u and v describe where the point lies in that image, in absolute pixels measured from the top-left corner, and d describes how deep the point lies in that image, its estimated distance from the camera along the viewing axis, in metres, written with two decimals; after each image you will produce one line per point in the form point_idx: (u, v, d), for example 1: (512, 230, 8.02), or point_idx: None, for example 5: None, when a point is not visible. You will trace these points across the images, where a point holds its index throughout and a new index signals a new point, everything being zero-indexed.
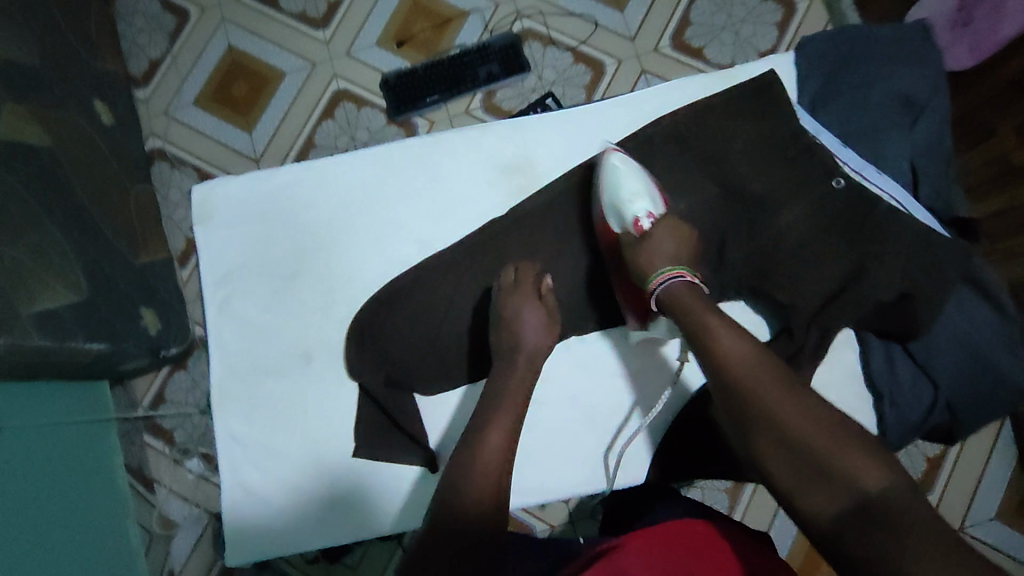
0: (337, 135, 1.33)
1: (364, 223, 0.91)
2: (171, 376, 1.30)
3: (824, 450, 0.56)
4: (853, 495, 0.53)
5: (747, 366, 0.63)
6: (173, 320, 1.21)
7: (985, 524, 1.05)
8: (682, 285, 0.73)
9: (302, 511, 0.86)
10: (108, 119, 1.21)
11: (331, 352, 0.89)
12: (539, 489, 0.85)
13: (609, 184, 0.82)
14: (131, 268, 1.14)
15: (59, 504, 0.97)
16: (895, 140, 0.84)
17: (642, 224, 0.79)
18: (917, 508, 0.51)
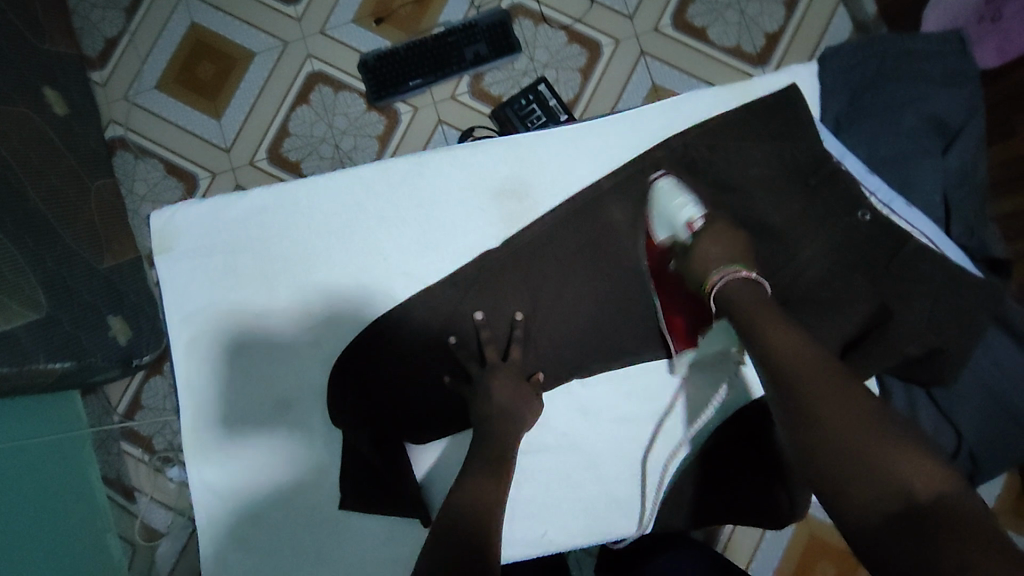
0: (314, 123, 1.22)
1: (345, 255, 0.83)
2: (148, 379, 1.21)
3: (873, 450, 0.50)
4: (902, 499, 0.47)
5: (801, 364, 0.58)
6: (144, 326, 1.11)
7: None
8: (739, 282, 0.69)
9: (291, 559, 0.80)
10: (62, 108, 1.09)
11: (312, 398, 0.82)
12: (539, 540, 0.80)
13: (657, 204, 0.79)
14: (94, 273, 1.02)
15: (38, 535, 0.90)
16: (928, 170, 0.76)
17: (695, 226, 0.75)
18: (977, 521, 0.45)
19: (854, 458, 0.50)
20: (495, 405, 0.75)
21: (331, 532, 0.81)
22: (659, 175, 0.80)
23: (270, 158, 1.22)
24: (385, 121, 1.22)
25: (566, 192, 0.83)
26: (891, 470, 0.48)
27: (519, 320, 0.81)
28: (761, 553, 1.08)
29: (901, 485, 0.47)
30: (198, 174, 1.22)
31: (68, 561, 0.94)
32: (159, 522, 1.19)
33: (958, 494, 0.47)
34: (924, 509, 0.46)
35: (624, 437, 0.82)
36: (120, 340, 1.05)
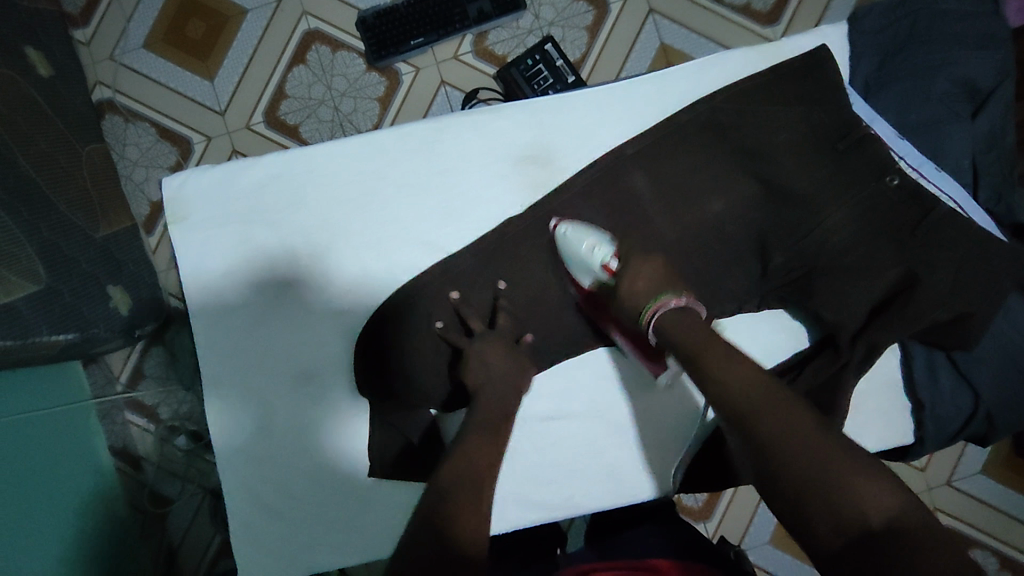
0: (312, 84, 1.18)
1: (365, 223, 0.81)
2: (147, 351, 1.16)
3: (828, 476, 0.50)
4: (859, 525, 0.48)
5: (753, 393, 0.58)
6: (144, 294, 1.07)
7: (971, 478, 1.12)
8: (670, 311, 0.69)
9: (318, 527, 0.80)
10: (46, 69, 1.03)
11: (336, 370, 0.81)
12: (566, 503, 0.81)
13: (565, 252, 0.78)
14: (90, 242, 0.98)
15: (50, 511, 0.88)
16: (956, 135, 0.76)
17: (612, 266, 0.76)
18: (932, 539, 0.46)
19: (812, 488, 0.50)
20: (494, 373, 0.73)
21: (359, 499, 0.81)
22: (556, 224, 0.79)
23: (268, 122, 1.18)
24: (386, 83, 1.17)
25: (589, 157, 0.81)
26: (847, 495, 0.49)
27: (502, 290, 0.80)
28: (754, 526, 1.13)
29: (855, 509, 0.48)
30: (192, 138, 1.17)
31: (77, 535, 0.93)
32: (170, 489, 1.15)
33: (908, 513, 0.48)
34: (882, 534, 0.47)
35: (646, 405, 0.83)
36: (122, 310, 1.00)
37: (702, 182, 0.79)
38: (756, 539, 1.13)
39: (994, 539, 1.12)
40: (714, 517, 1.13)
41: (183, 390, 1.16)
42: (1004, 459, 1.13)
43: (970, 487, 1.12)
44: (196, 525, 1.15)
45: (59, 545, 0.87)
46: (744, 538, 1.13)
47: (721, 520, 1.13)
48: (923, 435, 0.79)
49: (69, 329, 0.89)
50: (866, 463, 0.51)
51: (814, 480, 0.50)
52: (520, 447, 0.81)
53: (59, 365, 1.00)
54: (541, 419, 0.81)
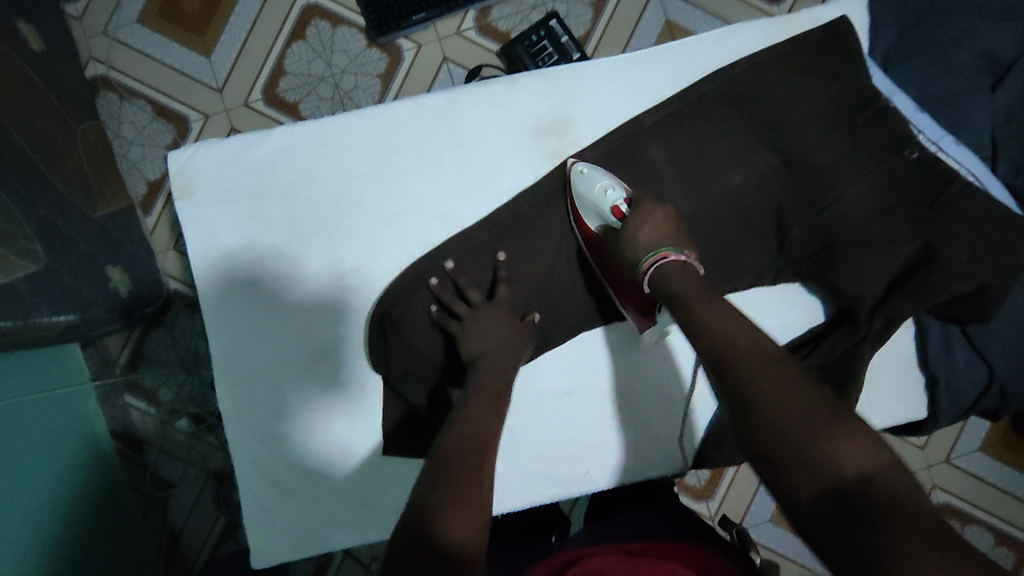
0: (311, 60, 1.14)
1: (377, 198, 0.80)
2: (147, 334, 1.11)
3: (809, 434, 0.48)
4: (832, 478, 0.45)
5: (745, 354, 0.57)
6: (147, 277, 1.02)
7: (969, 455, 1.13)
8: (673, 266, 0.69)
9: (334, 505, 0.80)
10: (39, 45, 0.97)
11: (349, 347, 0.80)
12: (582, 479, 0.81)
13: (579, 189, 0.77)
14: (88, 222, 0.93)
15: (49, 499, 0.85)
16: (977, 108, 0.77)
17: (622, 210, 0.75)
18: (907, 495, 0.43)
19: (791, 442, 0.48)
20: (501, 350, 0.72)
21: (374, 478, 0.80)
22: (573, 162, 0.78)
23: (267, 99, 1.14)
24: (388, 59, 1.14)
25: (604, 129, 0.81)
26: (823, 449, 0.47)
27: (502, 260, 0.78)
28: (756, 504, 1.13)
29: (830, 464, 0.46)
30: (190, 116, 1.13)
31: (80, 521, 0.90)
32: (171, 472, 1.11)
33: (888, 470, 0.45)
34: (855, 487, 0.44)
35: (656, 379, 0.82)
36: (121, 292, 0.97)
37: (722, 154, 0.79)
38: (758, 516, 1.13)
39: (992, 515, 1.13)
40: (716, 495, 1.13)
41: (183, 373, 1.10)
42: (1001, 437, 1.13)
43: (968, 464, 1.13)
44: (198, 509, 1.11)
45: (62, 531, 0.85)
46: (746, 515, 1.12)
47: (723, 498, 1.12)
48: (937, 409, 0.80)
49: (69, 311, 0.85)
50: (850, 422, 0.49)
51: (792, 434, 0.49)
52: (536, 423, 0.80)
53: (55, 347, 0.96)
54: (556, 394, 0.81)
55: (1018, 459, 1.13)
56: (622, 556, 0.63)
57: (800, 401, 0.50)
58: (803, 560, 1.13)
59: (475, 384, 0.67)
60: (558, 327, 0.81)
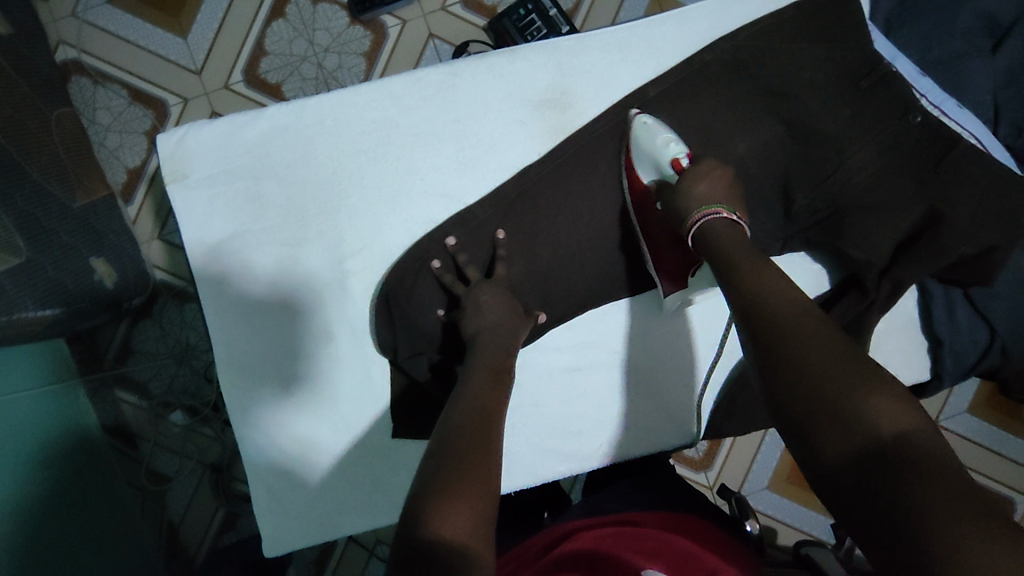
0: (292, 39, 1.09)
1: (377, 176, 0.78)
2: (135, 327, 1.08)
3: (841, 388, 0.46)
4: (865, 435, 0.43)
5: (773, 305, 0.54)
6: (128, 267, 0.98)
7: (957, 418, 1.15)
8: (722, 222, 0.66)
9: (345, 492, 0.78)
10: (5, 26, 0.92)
11: (353, 330, 0.78)
12: (594, 453, 0.81)
13: (638, 143, 0.76)
14: (67, 213, 0.88)
15: (44, 499, 0.81)
16: (976, 70, 0.77)
17: (682, 163, 0.73)
18: (944, 459, 0.41)
19: (821, 397, 0.46)
20: (504, 325, 0.72)
21: (385, 463, 0.79)
22: (635, 114, 0.77)
23: (248, 81, 1.09)
24: (372, 37, 1.10)
25: (607, 102, 0.80)
26: (856, 405, 0.45)
27: (501, 239, 0.77)
28: (754, 472, 1.14)
29: (867, 422, 0.44)
30: (168, 100, 1.08)
31: (81, 521, 0.87)
32: (166, 466, 1.08)
33: (925, 432, 0.43)
34: (889, 447, 0.42)
35: (667, 353, 0.82)
36: (107, 284, 0.93)
37: (726, 124, 0.78)
38: (757, 485, 1.14)
39: (981, 475, 1.15)
40: (715, 464, 1.14)
41: (178, 364, 1.07)
42: (988, 399, 1.16)
43: (955, 427, 1.15)
44: (194, 503, 1.08)
45: (65, 532, 0.82)
46: (745, 484, 1.13)
47: (722, 467, 1.13)
48: (941, 371, 0.81)
49: (55, 306, 0.81)
50: (886, 378, 0.46)
51: (822, 387, 0.47)
52: (548, 400, 0.80)
53: (41, 341, 0.91)
54: (566, 370, 0.80)
55: (1005, 419, 1.15)
56: (613, 533, 0.60)
57: (834, 355, 0.48)
58: (803, 526, 1.14)
59: (489, 360, 0.66)
60: (566, 304, 0.79)
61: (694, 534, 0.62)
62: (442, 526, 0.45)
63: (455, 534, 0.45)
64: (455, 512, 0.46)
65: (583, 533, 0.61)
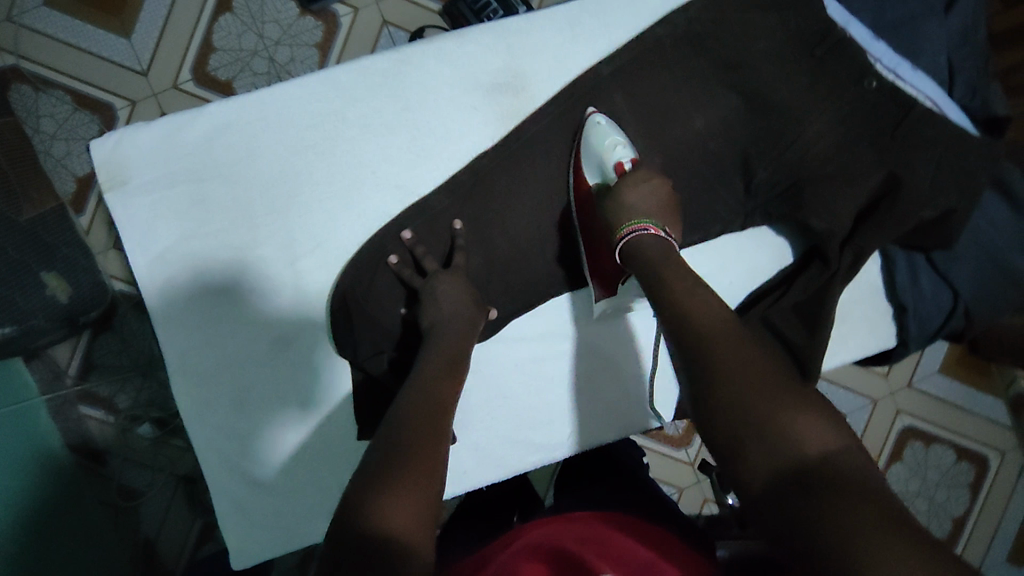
0: (241, 33, 1.05)
1: (327, 170, 0.75)
2: (97, 338, 1.03)
3: (771, 413, 0.47)
4: (791, 457, 0.44)
5: (710, 332, 0.54)
6: (85, 277, 0.91)
7: (928, 378, 1.16)
8: (648, 237, 0.66)
9: (312, 496, 0.76)
10: None
11: (312, 332, 0.76)
12: (563, 441, 0.80)
13: (590, 139, 0.75)
14: (14, 225, 0.83)
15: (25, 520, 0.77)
16: (931, 32, 0.77)
17: (625, 167, 0.72)
18: (864, 480, 0.42)
19: (754, 419, 0.47)
20: (460, 311, 0.70)
21: (350, 465, 0.77)
22: (591, 111, 0.76)
23: (197, 80, 1.04)
24: (324, 27, 1.07)
25: (562, 82, 0.78)
26: (785, 432, 0.45)
27: (459, 228, 0.75)
28: None
29: (794, 445, 0.45)
30: (115, 104, 1.03)
31: (65, 541, 0.82)
32: (137, 480, 1.01)
33: (850, 455, 0.44)
34: (812, 467, 0.43)
35: (609, 343, 0.81)
36: (60, 298, 0.85)
37: (684, 100, 0.77)
38: None
39: (953, 434, 1.16)
40: (693, 442, 1.13)
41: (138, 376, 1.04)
42: (957, 358, 1.17)
43: (928, 387, 1.16)
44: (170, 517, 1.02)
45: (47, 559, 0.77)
46: None
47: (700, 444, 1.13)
48: (906, 338, 0.81)
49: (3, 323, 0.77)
50: (810, 405, 0.48)
51: (751, 407, 0.47)
52: (513, 390, 0.78)
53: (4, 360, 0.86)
54: (531, 359, 0.79)
55: (973, 378, 1.17)
56: (583, 529, 0.59)
57: (766, 380, 0.49)
58: None
59: (444, 352, 0.65)
60: (530, 291, 0.78)
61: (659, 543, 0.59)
62: (383, 518, 0.45)
63: (403, 528, 0.44)
64: (402, 507, 0.45)
65: (557, 523, 0.60)
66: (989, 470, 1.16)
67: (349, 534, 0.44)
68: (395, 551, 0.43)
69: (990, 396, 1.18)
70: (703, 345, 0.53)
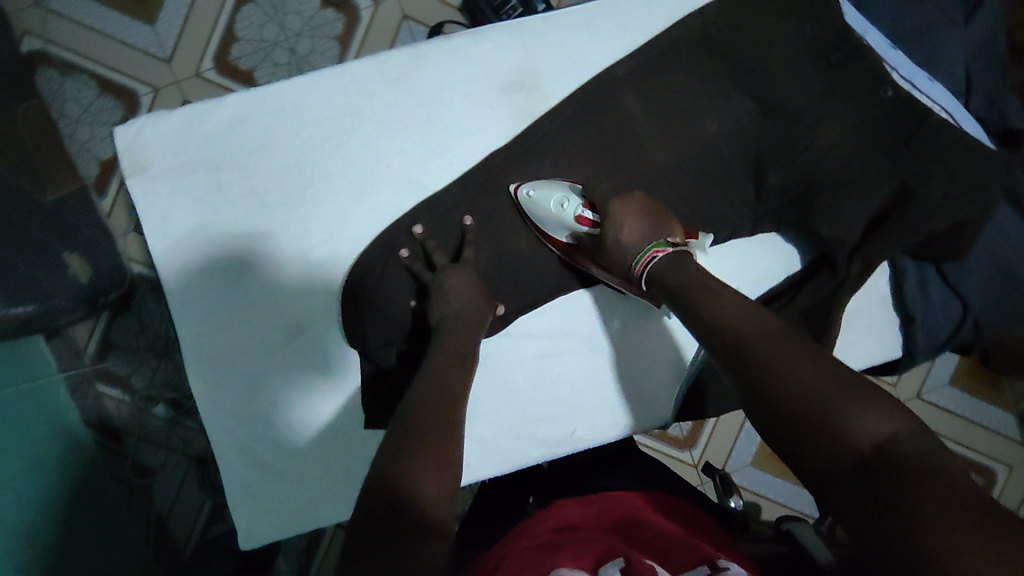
0: (263, 23, 1.06)
1: (342, 163, 0.76)
2: (115, 319, 1.03)
3: (818, 401, 0.47)
4: (853, 447, 0.44)
5: (746, 333, 0.56)
6: (105, 258, 0.93)
7: (939, 390, 1.15)
8: (659, 262, 0.68)
9: (323, 482, 0.78)
10: None
11: (323, 320, 0.77)
12: (568, 439, 0.80)
13: (536, 214, 0.76)
14: (39, 207, 0.84)
15: (46, 492, 0.79)
16: (949, 43, 0.77)
17: (587, 216, 0.75)
18: (932, 463, 0.42)
19: (812, 418, 0.47)
20: (462, 301, 0.71)
21: (360, 451, 0.79)
22: (516, 189, 0.77)
23: (219, 68, 1.06)
24: (344, 19, 1.08)
25: (576, 82, 0.78)
26: (837, 421, 0.46)
27: (469, 224, 0.77)
28: (739, 446, 1.15)
29: (847, 433, 0.45)
30: (138, 90, 1.05)
31: (80, 519, 0.83)
32: (153, 458, 1.03)
33: (907, 436, 0.44)
34: (875, 456, 0.43)
35: (625, 338, 0.82)
36: (81, 279, 0.88)
37: (697, 103, 0.77)
38: (738, 459, 1.15)
39: (962, 446, 1.15)
40: (699, 442, 1.13)
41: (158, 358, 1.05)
42: (968, 371, 1.17)
43: (938, 399, 1.15)
44: (181, 497, 1.04)
45: (64, 535, 0.79)
46: (728, 464, 1.14)
47: (706, 445, 1.13)
48: (913, 349, 0.81)
49: (27, 301, 0.78)
50: (860, 394, 0.47)
51: (798, 404, 0.48)
52: (519, 387, 0.79)
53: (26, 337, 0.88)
54: (539, 356, 0.80)
55: (984, 391, 1.16)
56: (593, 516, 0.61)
57: (816, 376, 0.49)
58: (786, 499, 1.15)
59: (453, 348, 0.65)
60: (538, 289, 0.79)
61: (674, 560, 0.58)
62: (398, 501, 0.47)
63: (424, 508, 0.47)
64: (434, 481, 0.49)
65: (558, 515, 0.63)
66: (997, 484, 1.15)
67: (393, 532, 0.46)
68: (412, 534, 0.46)
69: (1001, 410, 1.17)
70: (749, 349, 0.55)
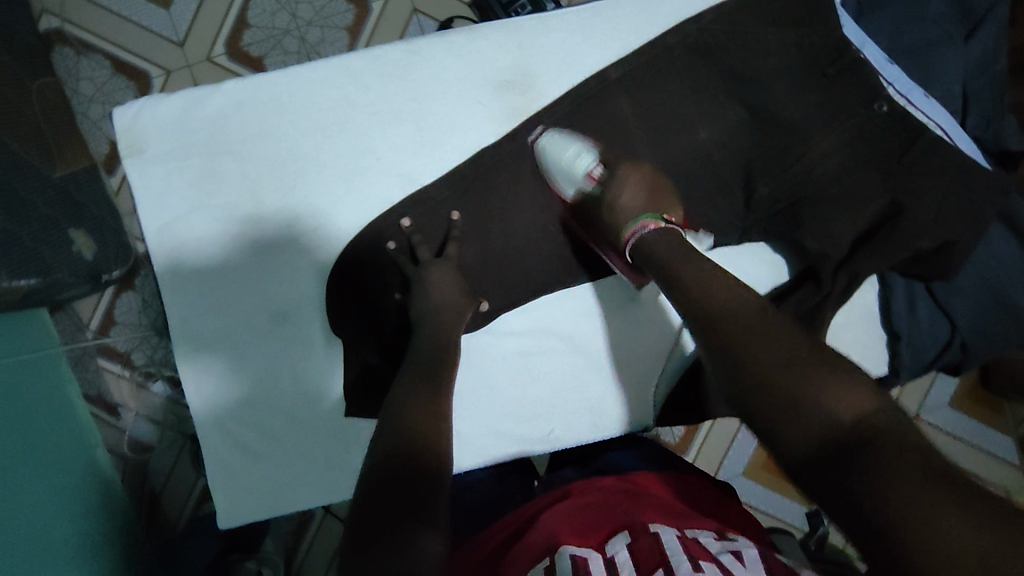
0: (274, 11, 1.07)
1: (334, 153, 0.77)
2: (119, 295, 1.05)
3: (798, 382, 0.47)
4: (833, 426, 0.44)
5: (730, 315, 0.55)
6: (109, 235, 0.95)
7: (935, 411, 1.14)
8: (650, 233, 0.68)
9: (303, 465, 0.79)
10: None
11: (308, 307, 0.78)
12: (545, 438, 0.81)
13: (551, 161, 0.76)
14: (47, 184, 0.85)
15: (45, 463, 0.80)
16: (948, 58, 0.77)
17: (595, 173, 0.75)
18: (914, 443, 0.42)
19: (794, 405, 0.47)
20: (441, 295, 0.72)
21: (340, 438, 0.80)
22: (539, 132, 0.77)
23: (230, 54, 1.07)
24: (355, 11, 1.09)
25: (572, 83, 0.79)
26: (816, 401, 0.46)
27: (456, 220, 0.78)
28: (732, 454, 1.14)
29: (827, 414, 0.45)
30: (150, 72, 1.06)
31: (78, 490, 0.85)
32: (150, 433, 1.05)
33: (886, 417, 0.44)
34: (855, 434, 0.43)
35: (620, 330, 0.82)
36: (84, 255, 0.89)
37: (693, 110, 0.78)
38: (731, 467, 1.14)
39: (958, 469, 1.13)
40: (692, 447, 1.13)
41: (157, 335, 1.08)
42: (967, 393, 1.15)
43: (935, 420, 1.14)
44: (174, 472, 1.06)
45: (62, 504, 0.80)
46: (719, 471, 1.14)
47: (698, 451, 1.13)
48: (899, 365, 0.81)
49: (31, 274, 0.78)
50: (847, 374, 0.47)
51: (778, 390, 0.48)
52: (498, 384, 0.80)
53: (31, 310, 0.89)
54: (518, 353, 0.80)
55: (981, 414, 1.15)
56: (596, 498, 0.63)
57: (797, 357, 0.49)
58: (776, 510, 1.14)
59: (429, 345, 0.66)
60: (525, 287, 0.80)
61: (692, 519, 0.58)
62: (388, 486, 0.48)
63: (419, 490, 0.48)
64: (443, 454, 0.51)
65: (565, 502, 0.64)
66: None
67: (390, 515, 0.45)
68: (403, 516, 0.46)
69: (1000, 435, 1.15)
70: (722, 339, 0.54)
